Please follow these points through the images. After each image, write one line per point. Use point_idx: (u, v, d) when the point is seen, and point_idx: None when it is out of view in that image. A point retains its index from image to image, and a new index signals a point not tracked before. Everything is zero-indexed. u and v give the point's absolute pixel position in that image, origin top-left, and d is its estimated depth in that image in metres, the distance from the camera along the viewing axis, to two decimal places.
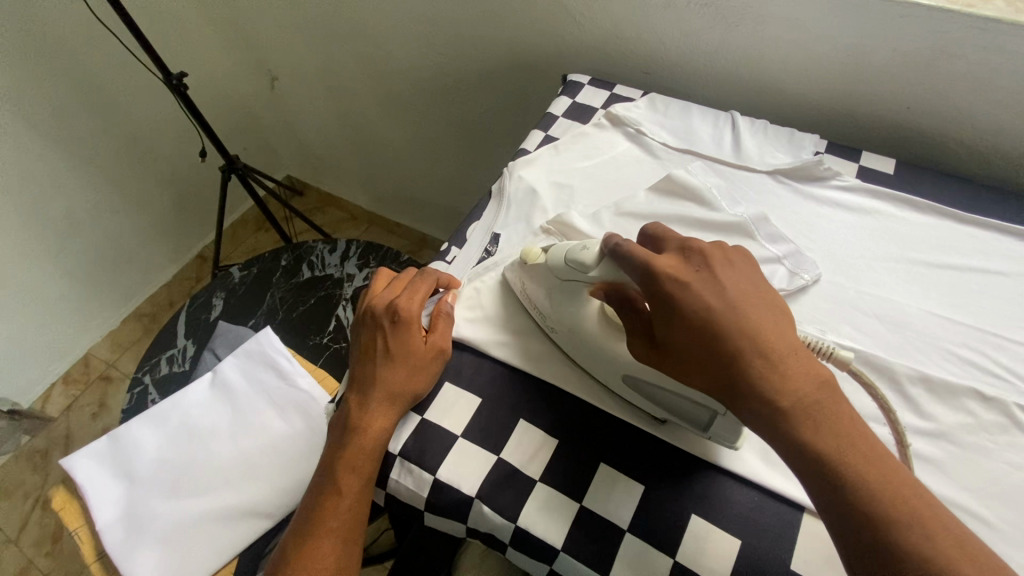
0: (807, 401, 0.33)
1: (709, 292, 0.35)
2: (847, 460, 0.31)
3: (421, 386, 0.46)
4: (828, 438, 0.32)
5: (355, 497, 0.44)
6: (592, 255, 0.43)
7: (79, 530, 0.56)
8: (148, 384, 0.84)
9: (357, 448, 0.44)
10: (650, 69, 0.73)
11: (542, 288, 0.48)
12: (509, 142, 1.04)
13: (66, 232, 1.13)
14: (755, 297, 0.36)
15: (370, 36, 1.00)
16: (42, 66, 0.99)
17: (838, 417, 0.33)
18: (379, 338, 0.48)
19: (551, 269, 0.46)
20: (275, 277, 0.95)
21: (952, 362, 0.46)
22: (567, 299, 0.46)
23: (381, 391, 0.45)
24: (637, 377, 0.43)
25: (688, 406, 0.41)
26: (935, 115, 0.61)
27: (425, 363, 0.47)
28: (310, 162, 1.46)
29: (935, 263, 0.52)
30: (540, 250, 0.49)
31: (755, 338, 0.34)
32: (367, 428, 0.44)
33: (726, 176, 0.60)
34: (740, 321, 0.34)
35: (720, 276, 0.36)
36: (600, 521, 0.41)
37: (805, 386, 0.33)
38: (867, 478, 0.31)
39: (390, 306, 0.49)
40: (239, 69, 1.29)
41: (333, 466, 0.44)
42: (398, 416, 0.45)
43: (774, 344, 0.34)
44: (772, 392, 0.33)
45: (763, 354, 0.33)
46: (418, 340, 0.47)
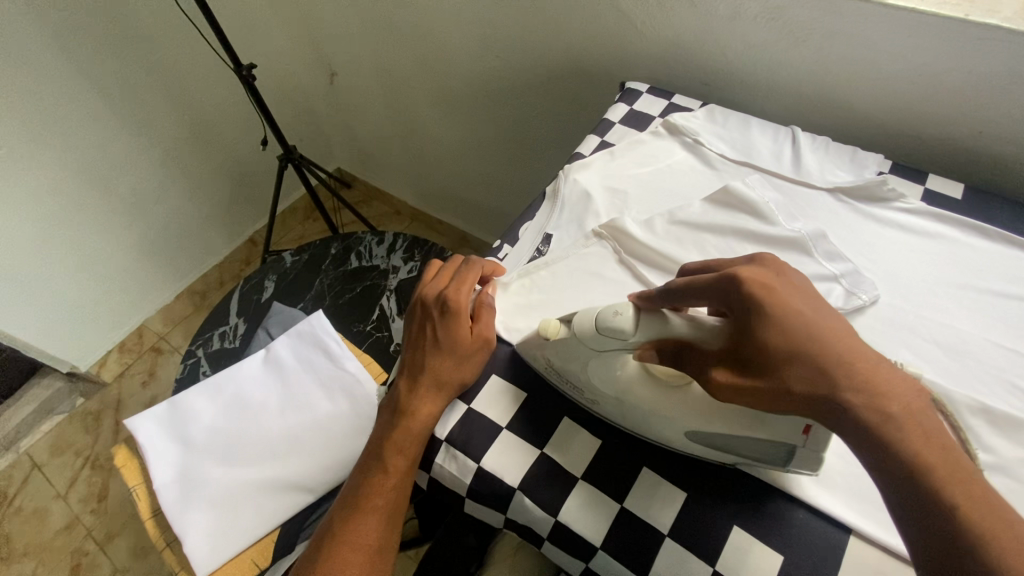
0: (915, 408, 0.30)
1: (798, 296, 0.35)
2: (954, 477, 0.28)
3: (468, 375, 0.47)
4: (932, 446, 0.29)
5: (401, 478, 0.46)
6: (629, 321, 0.40)
7: (137, 487, 0.59)
8: (201, 357, 0.88)
9: (405, 430, 0.45)
10: (709, 80, 0.73)
11: (575, 361, 0.44)
12: (559, 146, 1.05)
13: (132, 208, 1.21)
14: (830, 305, 0.35)
15: (430, 37, 1.04)
16: (125, 51, 1.06)
17: (941, 430, 0.30)
18: (429, 326, 0.49)
19: (581, 339, 0.42)
20: (324, 265, 0.99)
21: (1016, 396, 0.45)
22: (603, 363, 0.43)
23: (429, 378, 0.47)
24: (705, 433, 0.40)
25: (763, 446, 0.39)
26: (1009, 142, 0.59)
27: (472, 350, 0.48)
28: (360, 156, 1.51)
29: (1002, 293, 0.50)
30: (560, 322, 0.45)
31: (848, 343, 0.33)
32: (416, 412, 0.46)
33: (784, 191, 0.59)
34: (828, 326, 0.33)
35: (802, 287, 0.36)
36: (640, 523, 0.41)
37: (907, 392, 0.31)
38: (976, 495, 0.28)
39: (440, 296, 0.50)
40: (301, 64, 1.34)
41: (381, 445, 0.46)
42: (444, 401, 0.47)
43: (862, 349, 0.33)
44: (874, 398, 0.31)
45: (859, 362, 0.32)
46: (467, 329, 0.48)
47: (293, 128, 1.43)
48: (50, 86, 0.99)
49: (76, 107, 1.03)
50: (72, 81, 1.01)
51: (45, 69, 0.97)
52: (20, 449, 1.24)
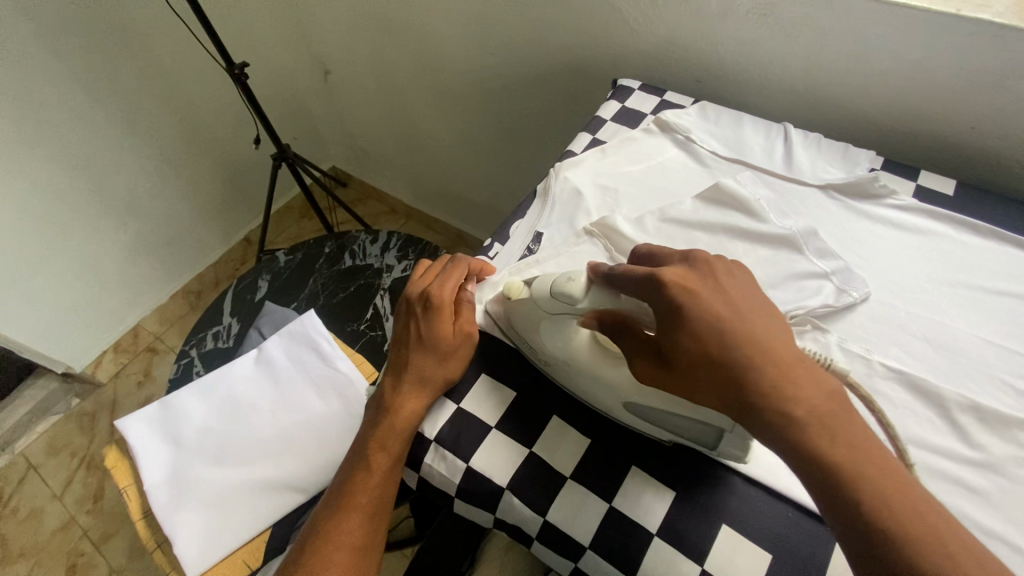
0: (822, 409, 0.32)
1: (717, 298, 0.35)
2: (863, 471, 0.30)
3: (452, 371, 0.47)
4: (841, 445, 0.31)
5: (386, 475, 0.46)
6: (580, 287, 0.42)
7: (128, 488, 0.59)
8: (195, 357, 0.88)
9: (388, 427, 0.46)
10: (703, 77, 0.73)
11: (529, 323, 0.46)
12: (553, 144, 1.04)
13: (126, 207, 1.20)
14: (753, 304, 0.36)
15: (424, 35, 1.03)
16: (117, 50, 1.05)
17: (852, 427, 0.32)
18: (414, 323, 0.49)
19: (536, 303, 0.45)
20: (317, 264, 0.99)
21: (1007, 393, 0.44)
22: (554, 330, 0.44)
23: (413, 374, 0.47)
24: (640, 406, 0.41)
25: (696, 429, 0.40)
26: (1001, 138, 0.59)
27: (455, 346, 0.48)
28: (355, 154, 1.50)
29: (993, 290, 0.50)
30: (523, 285, 0.47)
31: (763, 347, 0.33)
32: (400, 409, 0.46)
33: (776, 188, 0.59)
34: (745, 330, 0.34)
35: (726, 286, 0.37)
36: (628, 522, 0.41)
37: (817, 393, 0.32)
38: (882, 490, 0.30)
39: (424, 293, 0.50)
40: (295, 62, 1.33)
41: (365, 442, 0.46)
42: (427, 398, 0.47)
43: (779, 352, 0.34)
44: (787, 403, 0.32)
45: (777, 363, 0.33)
46: (450, 325, 0.48)
47: (288, 127, 1.42)
48: (42, 86, 0.98)
49: (68, 107, 1.03)
50: (64, 81, 1.00)
51: (37, 69, 0.97)
52: (15, 450, 1.23)
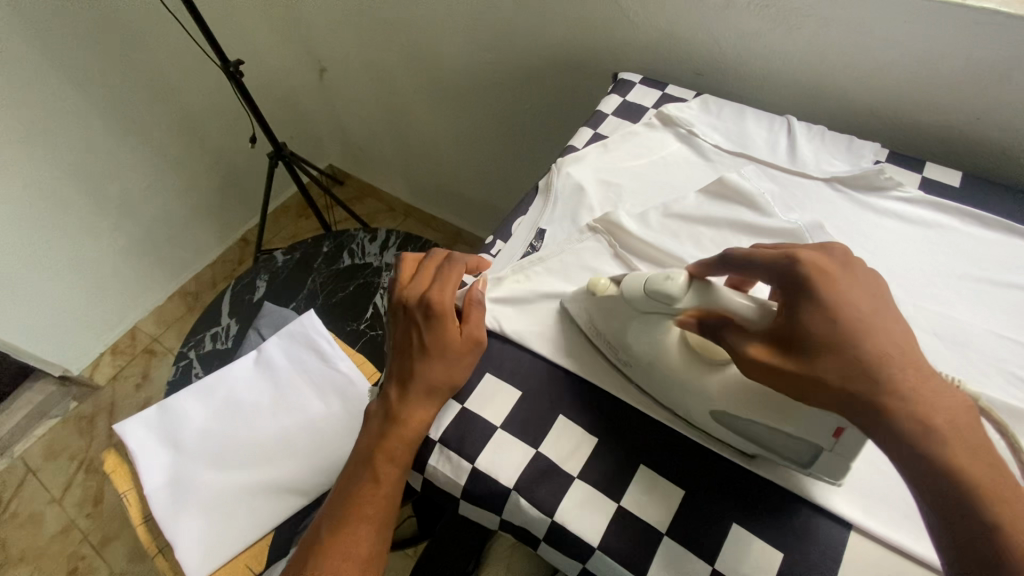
0: (960, 422, 0.29)
1: (856, 290, 0.33)
2: (1005, 495, 0.27)
3: (459, 378, 0.46)
4: (975, 463, 0.28)
5: (393, 485, 0.45)
6: (680, 287, 0.40)
7: (127, 493, 0.58)
8: (193, 359, 0.87)
9: (396, 438, 0.44)
10: (703, 70, 0.72)
11: (613, 320, 0.45)
12: (552, 140, 1.04)
13: (121, 208, 1.19)
14: (893, 307, 0.33)
15: (420, 30, 1.02)
16: (109, 49, 1.03)
17: (989, 447, 0.29)
18: (417, 328, 0.47)
19: (630, 299, 0.43)
20: (315, 263, 0.98)
21: (1016, 385, 0.44)
22: (644, 328, 0.44)
23: (419, 383, 0.45)
24: (729, 415, 0.41)
25: (789, 442, 0.38)
26: (1007, 128, 0.58)
27: (463, 352, 0.46)
28: (352, 152, 1.49)
29: (1001, 282, 0.50)
30: (609, 282, 0.46)
31: (899, 346, 0.31)
32: (407, 418, 0.45)
33: (781, 182, 0.58)
34: (882, 326, 0.32)
35: (867, 285, 0.34)
36: (638, 522, 0.41)
37: (955, 405, 0.29)
38: (1016, 516, 0.27)
39: (425, 298, 0.48)
40: (290, 59, 1.32)
41: (371, 454, 0.45)
42: (435, 406, 0.45)
43: (914, 354, 0.31)
44: (919, 406, 0.29)
45: (913, 368, 0.30)
46: (456, 330, 0.47)
47: (283, 125, 1.41)
48: (33, 85, 0.97)
49: (60, 107, 1.01)
50: (55, 81, 0.99)
51: (27, 68, 0.95)
52: (13, 454, 1.22)
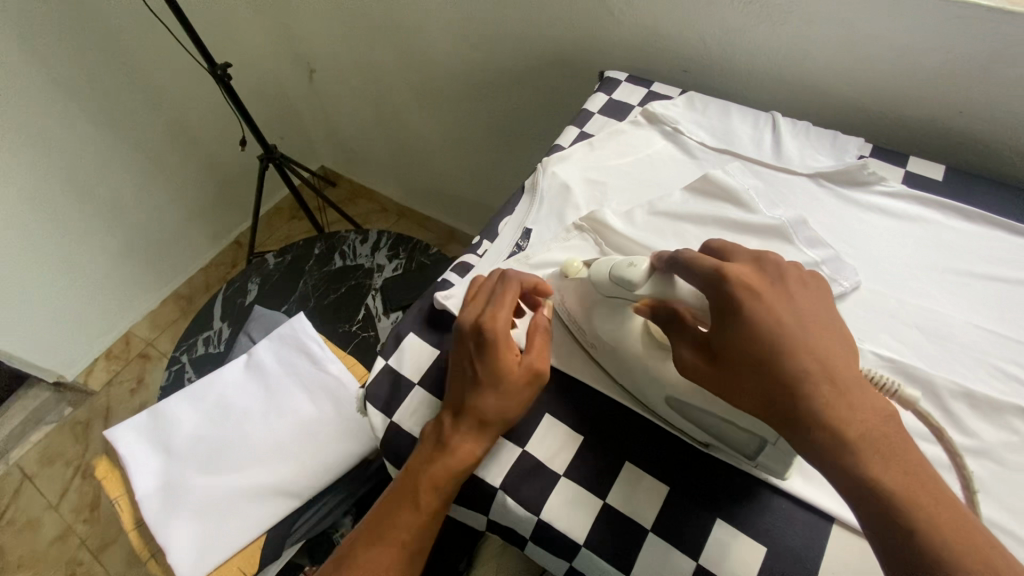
0: (873, 432, 0.31)
1: (781, 305, 0.35)
2: (915, 499, 0.29)
3: (513, 413, 0.43)
4: (893, 471, 0.30)
5: (432, 513, 0.43)
6: (640, 273, 0.43)
7: (119, 498, 0.59)
8: (186, 362, 0.87)
9: (440, 472, 0.42)
10: (689, 67, 0.72)
11: (582, 302, 0.48)
12: (541, 138, 1.04)
13: (112, 213, 1.18)
14: (821, 319, 0.35)
15: (408, 30, 1.02)
16: (95, 53, 1.03)
17: (905, 453, 0.30)
18: (472, 353, 0.44)
19: (595, 282, 0.46)
20: (307, 265, 0.98)
21: (997, 377, 0.44)
22: (609, 313, 0.46)
23: (471, 416, 0.43)
24: (683, 401, 0.41)
25: (737, 434, 0.40)
26: (990, 121, 0.58)
27: (519, 387, 0.43)
28: (343, 153, 1.49)
29: (983, 275, 0.50)
30: (582, 265, 0.49)
31: (820, 361, 0.33)
32: (455, 451, 0.42)
33: (765, 178, 0.59)
34: (805, 341, 0.33)
35: (795, 296, 0.36)
36: (623, 519, 0.41)
37: (870, 416, 0.31)
38: (937, 520, 0.28)
39: (480, 324, 0.44)
40: (279, 61, 1.32)
41: (413, 483, 0.43)
42: (485, 439, 0.43)
43: (836, 368, 0.32)
44: (837, 420, 0.31)
45: (831, 381, 0.32)
46: (514, 361, 0.43)
47: (275, 128, 1.41)
48: (21, 90, 0.96)
49: (49, 112, 1.01)
50: (43, 86, 0.99)
51: (14, 73, 0.94)
52: (9, 460, 1.22)
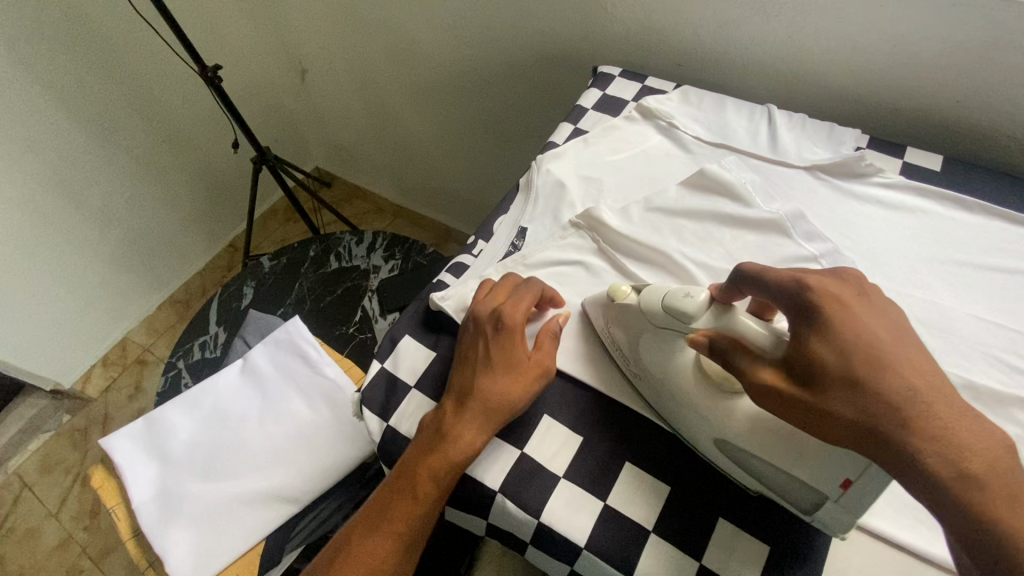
0: (1002, 465, 0.28)
1: (874, 318, 0.33)
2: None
3: (518, 403, 0.43)
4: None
5: (427, 509, 0.42)
6: (698, 304, 0.40)
7: (116, 507, 0.58)
8: (182, 368, 0.86)
9: (442, 458, 0.41)
10: (683, 61, 0.72)
11: (630, 331, 0.45)
12: (536, 135, 1.03)
13: (105, 219, 1.17)
14: (916, 338, 0.33)
15: (400, 29, 1.01)
16: (84, 57, 1.02)
17: None
18: (483, 343, 0.45)
19: (647, 314, 0.43)
20: (303, 268, 0.97)
21: (999, 369, 0.44)
22: (658, 345, 0.43)
23: (477, 402, 0.42)
24: (736, 447, 0.39)
25: (794, 487, 0.37)
26: (987, 110, 0.58)
27: (525, 377, 0.44)
28: (338, 153, 1.48)
29: (983, 265, 0.50)
30: (628, 289, 0.45)
31: (928, 383, 0.30)
32: (455, 441, 0.41)
33: (762, 172, 0.58)
34: (907, 360, 0.31)
35: (884, 310, 0.34)
36: (624, 520, 0.41)
37: (996, 447, 0.28)
38: None
39: (496, 313, 0.45)
40: (271, 62, 1.31)
41: (413, 470, 0.42)
42: (487, 431, 0.42)
43: (948, 393, 0.30)
44: (960, 448, 0.28)
45: (945, 403, 0.29)
46: (523, 351, 0.44)
47: (268, 130, 1.40)
48: (9, 96, 0.95)
49: (39, 118, 1.00)
50: (31, 91, 0.97)
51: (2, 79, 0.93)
52: (8, 469, 1.22)
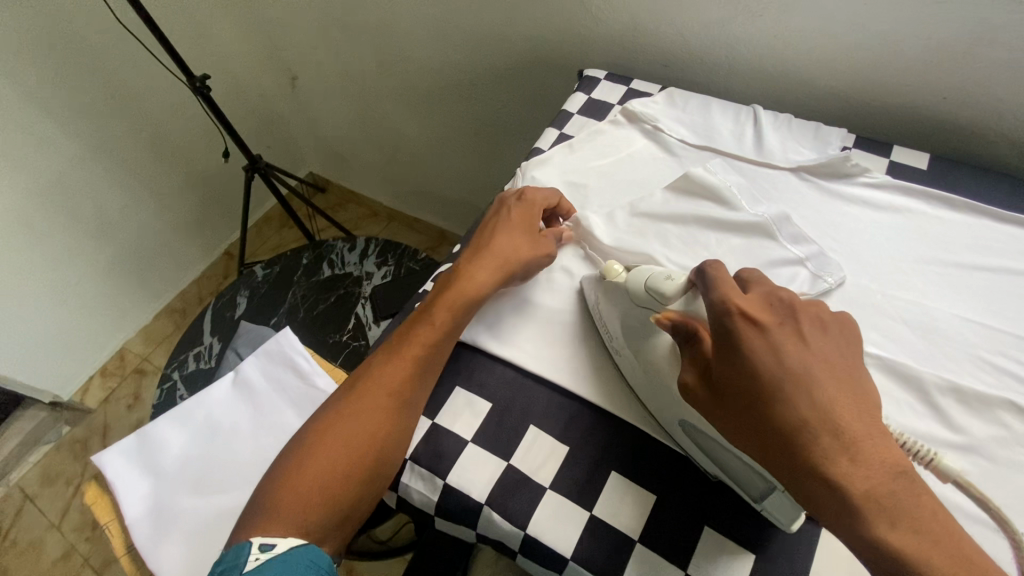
0: (881, 489, 0.30)
1: (785, 347, 0.34)
2: (927, 558, 0.29)
3: (525, 260, 0.51)
4: (903, 529, 0.29)
5: (440, 337, 0.47)
6: (675, 286, 0.42)
7: (110, 524, 0.58)
8: (177, 380, 0.86)
9: (459, 290, 0.49)
10: (669, 62, 0.71)
11: (618, 311, 0.46)
12: (526, 138, 1.03)
13: (99, 230, 1.18)
14: (831, 366, 0.34)
15: (387, 34, 1.01)
16: (73, 70, 1.02)
17: (919, 510, 0.30)
18: (500, 216, 0.54)
19: (629, 292, 0.45)
20: (296, 276, 0.97)
21: (987, 371, 0.44)
22: (639, 325, 0.44)
23: (492, 251, 0.51)
24: (694, 427, 0.40)
25: (748, 473, 0.38)
26: (972, 107, 0.58)
27: (534, 244, 0.52)
28: (331, 159, 1.48)
29: (971, 265, 0.49)
30: (620, 269, 0.47)
31: (823, 411, 0.32)
32: (472, 275, 0.50)
33: (748, 174, 0.58)
34: (808, 389, 0.33)
35: (803, 336, 0.35)
36: (610, 530, 0.41)
37: (879, 473, 0.31)
38: None
39: (518, 193, 0.56)
40: (261, 70, 1.31)
41: (434, 301, 0.49)
42: (497, 277, 0.50)
43: (844, 421, 0.32)
44: (841, 474, 0.31)
45: (834, 433, 0.32)
46: (533, 225, 0.53)
47: (260, 137, 1.40)
48: None
49: (30, 132, 1.00)
50: (19, 105, 0.97)
51: None
52: (9, 482, 1.22)
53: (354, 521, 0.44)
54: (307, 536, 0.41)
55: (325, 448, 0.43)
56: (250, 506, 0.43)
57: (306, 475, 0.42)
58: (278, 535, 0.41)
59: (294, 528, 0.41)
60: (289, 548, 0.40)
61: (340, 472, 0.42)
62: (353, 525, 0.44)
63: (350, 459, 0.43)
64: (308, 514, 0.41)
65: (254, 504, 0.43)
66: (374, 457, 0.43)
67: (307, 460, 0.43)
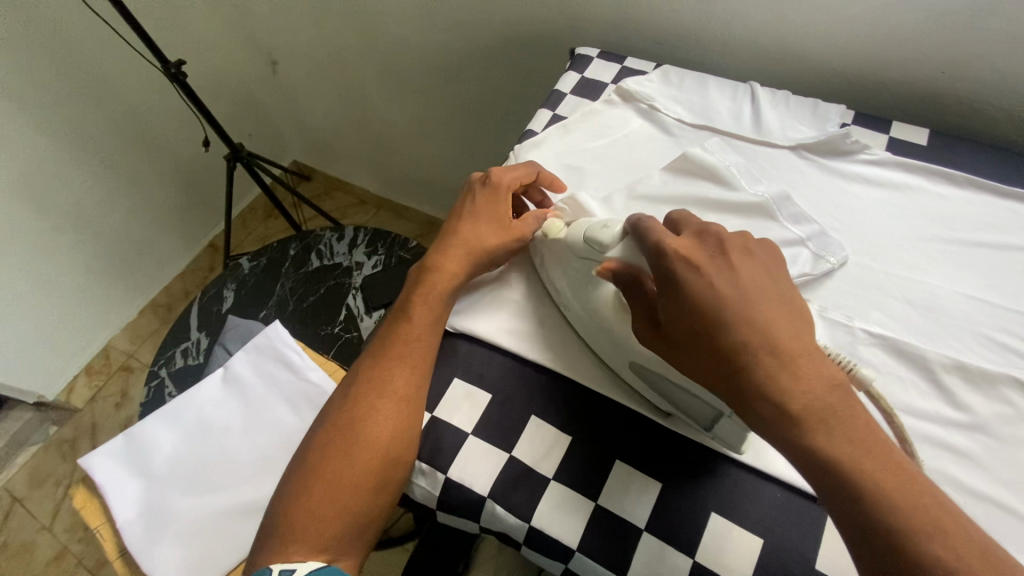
0: (820, 403, 0.32)
1: (723, 279, 0.35)
2: (862, 467, 0.31)
3: (497, 245, 0.50)
4: (840, 441, 0.31)
5: (422, 334, 0.47)
6: (611, 235, 0.43)
7: (100, 527, 0.55)
8: (165, 377, 0.84)
9: (433, 286, 0.49)
10: (663, 38, 0.69)
11: (560, 267, 0.48)
12: (517, 121, 1.01)
13: (77, 225, 1.14)
14: (767, 291, 0.35)
15: (370, 16, 0.97)
16: (40, 59, 0.97)
17: (852, 421, 0.32)
18: (466, 202, 0.53)
19: (570, 244, 0.46)
20: (284, 268, 0.95)
21: (988, 348, 0.44)
22: (582, 277, 0.46)
23: (463, 243, 0.50)
24: (645, 367, 0.42)
25: (695, 404, 0.40)
26: (973, 81, 0.57)
27: (506, 229, 0.50)
28: (315, 146, 1.44)
29: (972, 242, 0.49)
30: (562, 225, 0.49)
31: (764, 335, 0.33)
32: (441, 267, 0.49)
33: (746, 153, 0.57)
34: (747, 315, 0.34)
35: (734, 264, 0.36)
36: (617, 520, 0.40)
37: (818, 386, 0.32)
38: (883, 485, 0.30)
39: (484, 174, 0.54)
40: (239, 55, 1.26)
41: (410, 299, 0.48)
42: (467, 267, 0.50)
43: (783, 340, 0.33)
44: (787, 392, 0.32)
45: (775, 353, 0.33)
46: (504, 208, 0.51)
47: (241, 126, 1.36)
48: None
49: None
50: None
51: None
52: None
53: (372, 531, 0.44)
54: (327, 556, 0.42)
55: (326, 467, 0.43)
56: (263, 531, 0.43)
57: (314, 497, 0.42)
58: (298, 559, 0.41)
59: (313, 550, 0.41)
60: (309, 572, 0.40)
61: (348, 485, 0.42)
62: (371, 535, 0.44)
63: (354, 474, 0.42)
64: (326, 535, 0.41)
65: (265, 528, 0.43)
66: (377, 466, 0.42)
67: (315, 479, 0.43)
